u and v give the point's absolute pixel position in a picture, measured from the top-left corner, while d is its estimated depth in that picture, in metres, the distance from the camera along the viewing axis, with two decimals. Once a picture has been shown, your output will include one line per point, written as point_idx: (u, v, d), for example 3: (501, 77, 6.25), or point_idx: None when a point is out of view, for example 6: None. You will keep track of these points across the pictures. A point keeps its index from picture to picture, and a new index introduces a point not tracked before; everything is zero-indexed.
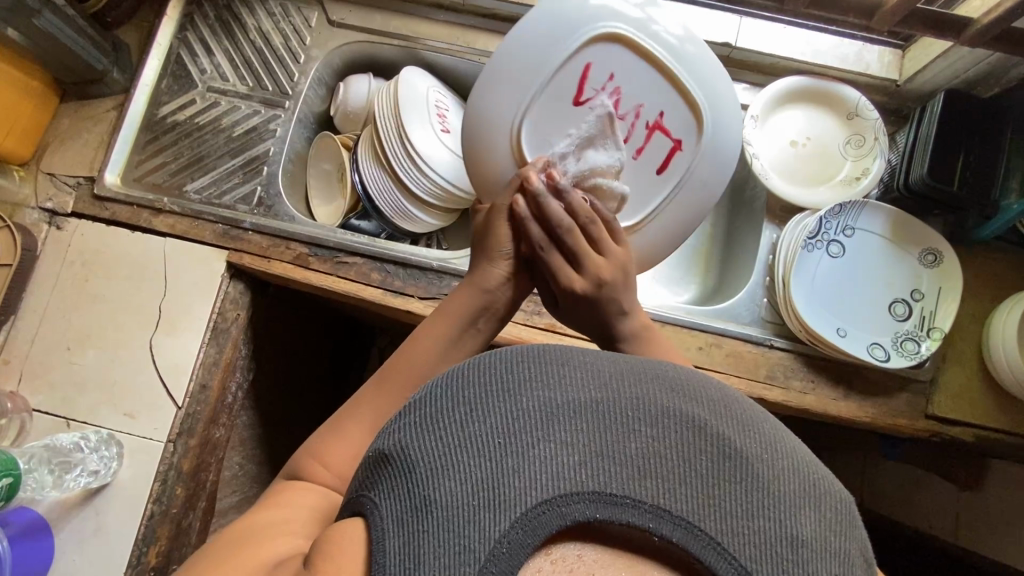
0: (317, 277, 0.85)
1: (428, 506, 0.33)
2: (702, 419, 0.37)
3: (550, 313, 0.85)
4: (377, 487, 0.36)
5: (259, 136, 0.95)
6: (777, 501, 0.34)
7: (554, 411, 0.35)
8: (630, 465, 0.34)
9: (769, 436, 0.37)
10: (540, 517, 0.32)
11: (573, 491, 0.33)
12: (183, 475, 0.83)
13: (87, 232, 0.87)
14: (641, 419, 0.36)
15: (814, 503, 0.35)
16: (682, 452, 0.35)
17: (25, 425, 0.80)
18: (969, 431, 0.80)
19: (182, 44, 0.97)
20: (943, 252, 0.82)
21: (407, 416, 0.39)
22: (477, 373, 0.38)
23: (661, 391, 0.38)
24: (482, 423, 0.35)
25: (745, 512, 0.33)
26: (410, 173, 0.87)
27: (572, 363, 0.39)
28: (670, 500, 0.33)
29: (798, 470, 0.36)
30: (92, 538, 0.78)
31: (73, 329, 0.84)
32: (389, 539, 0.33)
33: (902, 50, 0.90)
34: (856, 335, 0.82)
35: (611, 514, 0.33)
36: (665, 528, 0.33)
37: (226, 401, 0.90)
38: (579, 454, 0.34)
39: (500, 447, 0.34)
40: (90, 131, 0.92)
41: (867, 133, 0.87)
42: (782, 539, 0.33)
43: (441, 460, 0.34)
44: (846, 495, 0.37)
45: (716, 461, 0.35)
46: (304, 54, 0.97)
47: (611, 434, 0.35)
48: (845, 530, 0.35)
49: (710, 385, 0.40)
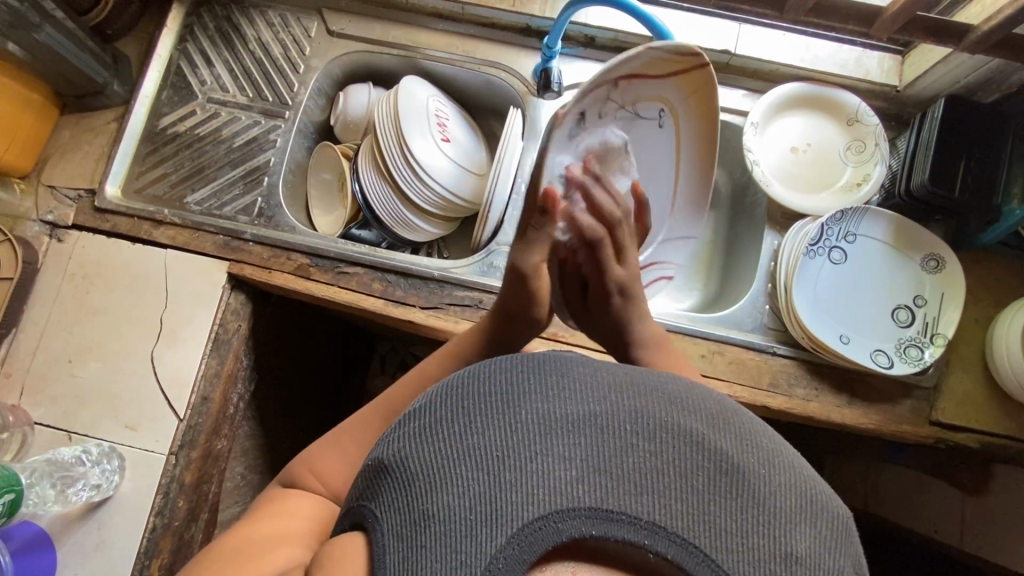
0: (318, 288, 0.85)
1: (426, 520, 0.33)
2: (698, 432, 0.36)
3: (552, 322, 0.84)
4: (377, 497, 0.36)
5: (259, 147, 0.94)
6: (772, 517, 0.34)
7: (552, 424, 0.35)
8: (627, 479, 0.34)
9: (766, 450, 0.37)
10: (536, 533, 0.32)
11: (570, 506, 0.33)
12: (185, 488, 0.83)
13: (87, 245, 0.87)
14: (638, 432, 0.36)
15: (809, 519, 0.35)
16: (679, 467, 0.35)
17: (27, 438, 0.80)
18: (973, 437, 0.80)
19: (182, 56, 0.97)
20: (945, 258, 0.82)
21: (407, 426, 0.39)
22: (477, 383, 0.38)
23: (659, 403, 0.37)
24: (481, 436, 0.35)
25: (740, 528, 0.33)
26: (411, 182, 0.88)
27: (571, 373, 0.39)
28: (666, 515, 0.33)
29: (794, 486, 0.36)
30: (93, 552, 0.78)
31: (75, 342, 0.84)
32: (388, 552, 0.33)
33: (901, 56, 0.90)
34: (860, 342, 0.82)
35: (606, 530, 0.32)
36: (660, 545, 0.32)
37: (228, 412, 0.90)
38: (577, 468, 0.34)
39: (499, 460, 0.34)
40: (90, 144, 0.92)
41: (868, 138, 0.87)
42: (776, 556, 0.32)
43: (440, 473, 0.34)
44: (843, 512, 0.37)
45: (713, 476, 0.35)
46: (303, 64, 0.97)
47: (609, 448, 0.35)
48: (840, 546, 0.35)
49: (710, 397, 0.40)
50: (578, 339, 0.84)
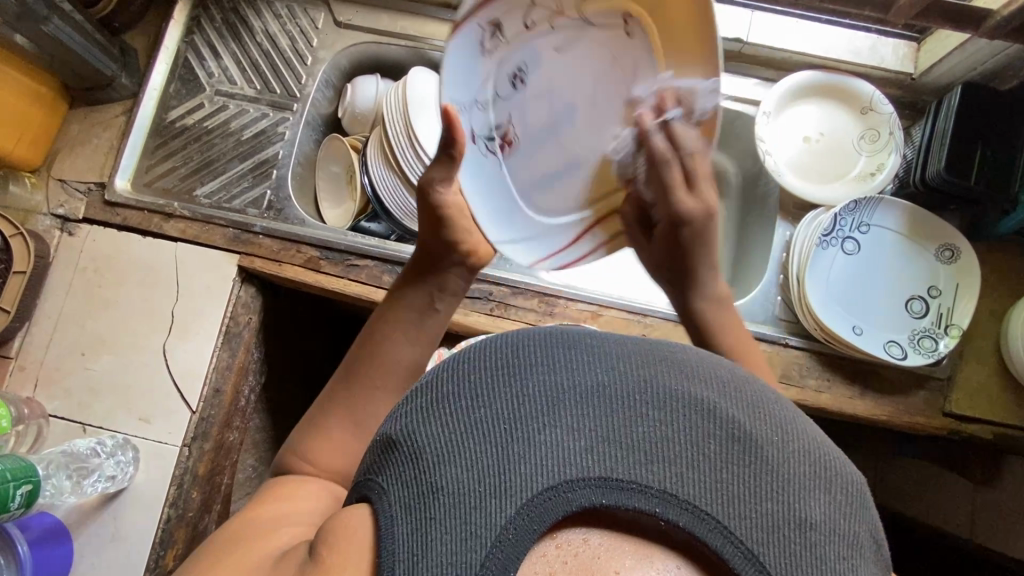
0: (328, 280, 0.85)
1: (434, 493, 0.33)
2: (710, 402, 0.36)
3: (562, 314, 0.84)
4: (383, 471, 0.35)
5: (267, 139, 0.94)
6: (787, 485, 0.33)
7: (560, 396, 0.35)
8: (638, 450, 0.34)
9: (780, 419, 0.37)
10: (546, 503, 0.32)
11: (580, 476, 0.32)
12: (199, 479, 0.83)
13: (98, 238, 0.87)
14: (648, 401, 0.35)
15: (824, 485, 0.34)
16: (690, 435, 0.34)
17: (42, 430, 0.81)
18: (985, 428, 0.80)
19: (190, 48, 0.97)
20: (961, 248, 0.80)
21: (413, 400, 0.38)
22: (482, 357, 0.38)
23: (670, 373, 0.37)
24: (488, 408, 0.35)
25: (754, 496, 0.33)
26: (419, 174, 0.86)
27: (579, 347, 0.38)
28: (678, 483, 0.33)
29: (810, 454, 0.35)
30: (110, 542, 0.79)
31: (87, 335, 0.85)
32: (395, 524, 0.33)
33: (916, 43, 0.89)
34: (873, 333, 0.81)
35: (616, 499, 0.32)
36: (673, 513, 0.32)
37: (239, 404, 0.91)
38: (586, 438, 0.34)
39: (507, 431, 0.34)
40: (99, 137, 0.92)
41: (882, 127, 0.86)
42: (791, 523, 0.32)
43: (447, 446, 0.34)
44: (858, 478, 0.37)
45: (726, 445, 0.34)
46: (311, 56, 0.97)
47: (619, 418, 0.35)
48: (856, 512, 0.34)
49: (721, 367, 0.39)
50: None
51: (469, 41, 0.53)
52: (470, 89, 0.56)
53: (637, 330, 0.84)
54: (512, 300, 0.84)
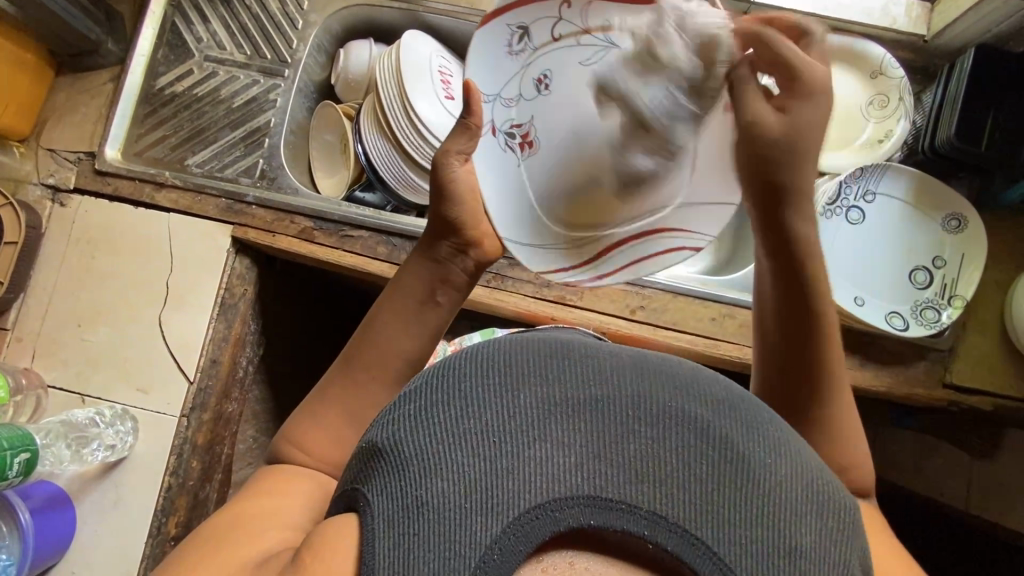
0: (322, 251, 0.84)
1: (419, 506, 0.32)
2: (704, 420, 0.36)
3: (559, 285, 0.83)
4: (370, 480, 0.35)
5: (259, 107, 0.92)
6: (777, 509, 0.33)
7: (553, 410, 0.35)
8: (629, 468, 0.33)
9: (773, 437, 0.36)
10: (533, 522, 0.31)
11: (569, 494, 0.32)
12: (199, 449, 0.84)
13: (90, 209, 0.86)
14: (642, 418, 0.35)
15: (816, 509, 0.34)
16: (682, 453, 0.34)
17: (41, 401, 0.81)
18: (988, 400, 0.79)
19: (178, 12, 0.94)
20: (969, 218, 0.78)
21: (401, 407, 0.37)
22: (473, 364, 0.38)
23: (664, 388, 0.37)
24: (479, 421, 0.35)
25: (744, 521, 0.32)
26: (411, 140, 0.83)
27: (575, 358, 0.38)
28: (667, 505, 0.32)
29: (801, 475, 0.35)
30: (113, 509, 0.80)
31: (83, 306, 0.84)
32: (379, 540, 0.32)
33: (931, 3, 0.86)
34: (876, 305, 0.80)
35: (604, 519, 0.31)
36: (661, 536, 0.31)
37: (237, 374, 0.91)
38: (576, 454, 0.33)
39: (496, 445, 0.34)
40: (87, 106, 0.90)
41: (892, 92, 0.83)
42: (778, 549, 0.32)
43: (436, 458, 0.34)
44: (849, 504, 0.36)
45: (717, 464, 0.34)
46: (301, 19, 0.94)
47: (611, 435, 0.34)
48: (846, 538, 0.34)
49: (717, 383, 0.39)
50: (586, 302, 0.83)
51: (496, 38, 0.58)
52: (496, 81, 0.58)
53: (635, 302, 0.82)
54: (508, 272, 0.83)
